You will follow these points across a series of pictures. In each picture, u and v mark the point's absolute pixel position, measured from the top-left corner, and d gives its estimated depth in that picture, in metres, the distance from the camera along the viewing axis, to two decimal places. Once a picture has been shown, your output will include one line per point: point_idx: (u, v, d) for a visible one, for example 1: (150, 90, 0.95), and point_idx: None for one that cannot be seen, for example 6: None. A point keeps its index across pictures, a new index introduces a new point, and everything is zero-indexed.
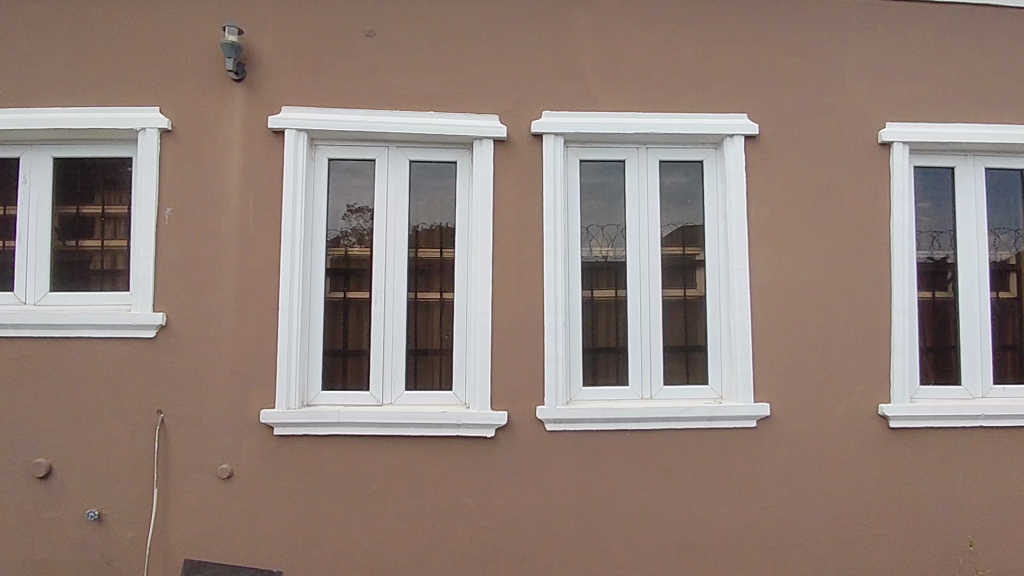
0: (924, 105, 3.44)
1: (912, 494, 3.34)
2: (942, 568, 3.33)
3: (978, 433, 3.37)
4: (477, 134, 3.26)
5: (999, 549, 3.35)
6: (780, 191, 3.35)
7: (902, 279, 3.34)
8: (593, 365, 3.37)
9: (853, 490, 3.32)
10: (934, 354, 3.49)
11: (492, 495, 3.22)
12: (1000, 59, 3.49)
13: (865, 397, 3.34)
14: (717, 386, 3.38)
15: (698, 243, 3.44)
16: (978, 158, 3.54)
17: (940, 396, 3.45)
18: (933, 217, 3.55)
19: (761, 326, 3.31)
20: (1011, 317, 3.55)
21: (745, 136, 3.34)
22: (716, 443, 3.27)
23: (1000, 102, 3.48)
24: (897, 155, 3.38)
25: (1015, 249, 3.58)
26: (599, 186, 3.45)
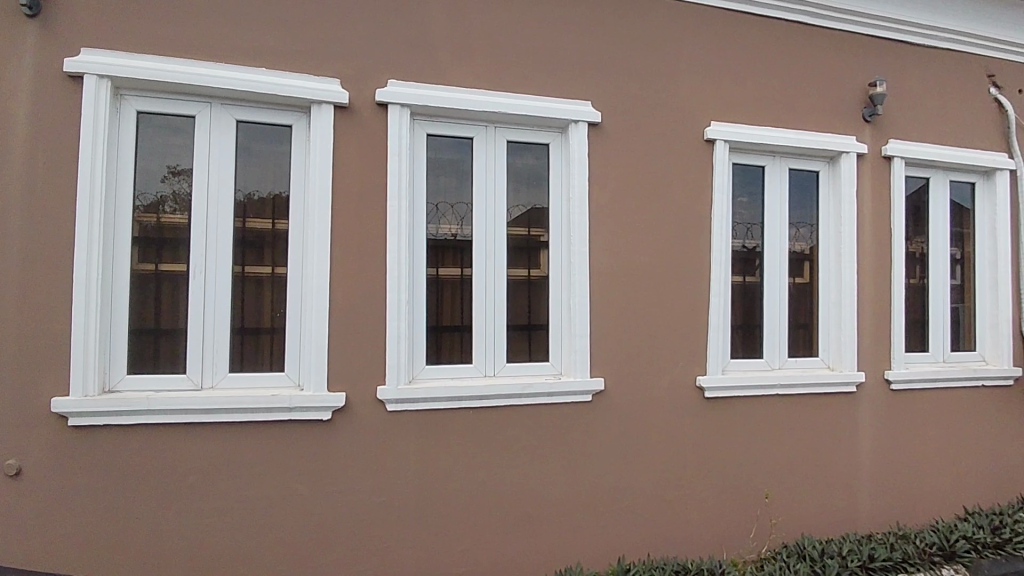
0: (743, 108, 3.80)
1: (721, 456, 3.74)
2: (742, 520, 3.79)
3: (775, 400, 3.85)
4: (315, 98, 3.04)
5: (788, 499, 3.89)
6: (618, 179, 3.53)
7: (719, 264, 3.70)
8: (437, 343, 3.34)
9: (674, 455, 3.64)
10: (742, 331, 3.93)
11: (329, 480, 3.08)
12: (804, 72, 3.95)
13: (686, 371, 3.66)
14: (558, 363, 3.51)
15: (542, 224, 3.53)
16: (784, 159, 4.00)
17: (746, 368, 3.89)
18: (746, 210, 3.97)
19: (598, 306, 3.49)
20: (803, 301, 4.08)
21: (588, 123, 3.46)
22: (555, 417, 3.41)
23: (803, 110, 3.94)
24: (719, 151, 3.71)
25: (811, 241, 4.11)
26: (448, 163, 3.39)
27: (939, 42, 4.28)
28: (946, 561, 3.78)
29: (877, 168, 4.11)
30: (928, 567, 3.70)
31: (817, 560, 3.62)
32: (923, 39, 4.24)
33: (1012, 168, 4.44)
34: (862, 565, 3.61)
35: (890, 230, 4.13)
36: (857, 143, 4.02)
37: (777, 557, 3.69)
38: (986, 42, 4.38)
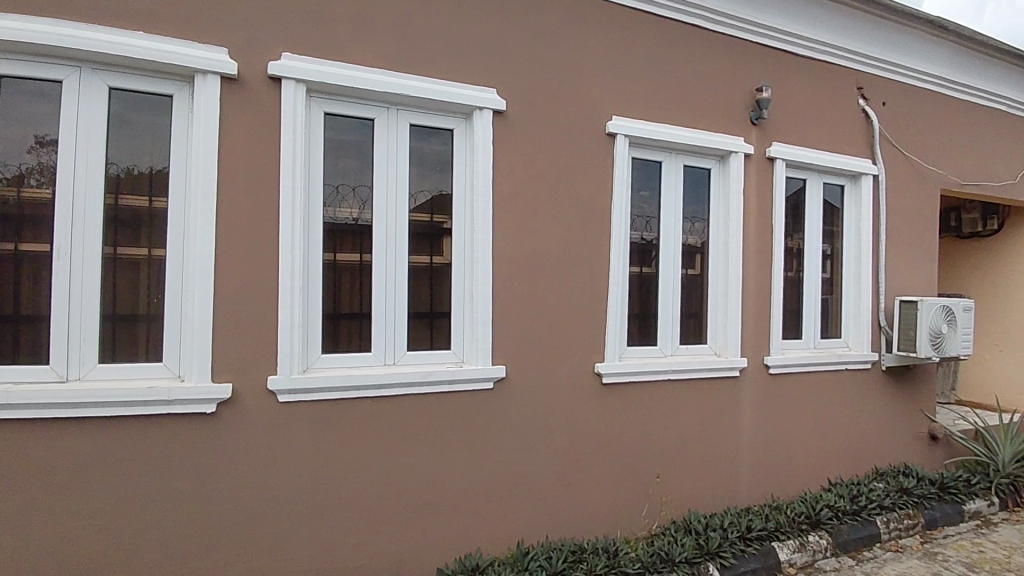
0: (642, 104, 3.94)
1: (617, 440, 3.90)
2: (635, 500, 3.97)
3: (667, 385, 4.06)
4: (200, 68, 2.83)
5: (677, 478, 4.12)
6: (522, 168, 3.56)
7: (617, 254, 3.83)
8: (334, 331, 3.23)
9: (572, 440, 3.75)
10: (638, 319, 4.10)
11: (215, 476, 2.91)
12: (699, 73, 4.15)
13: (584, 358, 3.77)
14: (459, 351, 3.50)
15: (446, 211, 3.49)
16: (680, 156, 4.19)
17: (641, 355, 4.07)
18: (645, 204, 4.13)
19: (500, 294, 3.51)
20: (694, 291, 4.32)
21: (492, 110, 3.46)
22: (456, 405, 3.40)
23: (697, 110, 4.14)
24: (620, 145, 3.83)
25: (702, 235, 4.34)
26: (348, 143, 3.27)
27: (818, 54, 4.63)
28: (812, 529, 4.18)
29: (762, 168, 4.41)
30: (796, 534, 4.08)
31: (701, 533, 3.89)
32: (804, 50, 4.57)
33: (875, 173, 4.91)
34: (740, 536, 3.92)
35: (771, 226, 4.45)
36: (744, 144, 4.29)
37: (665, 532, 3.92)
38: (857, 57, 4.79)
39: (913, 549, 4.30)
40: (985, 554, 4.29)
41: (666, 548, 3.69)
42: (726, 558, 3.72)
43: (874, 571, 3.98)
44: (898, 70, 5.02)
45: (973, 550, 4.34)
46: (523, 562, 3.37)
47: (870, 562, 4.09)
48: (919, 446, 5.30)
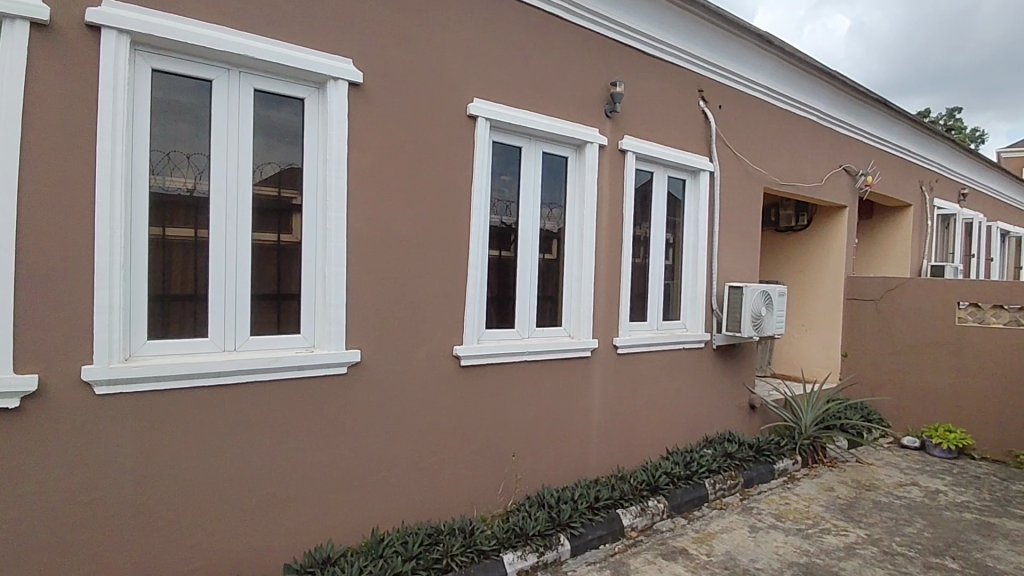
0: (504, 89, 3.97)
1: (475, 421, 3.95)
2: (492, 480, 4.06)
3: (524, 366, 4.18)
4: (3, 10, 2.42)
5: (532, 456, 4.28)
6: (380, 145, 3.44)
7: (476, 238, 3.86)
8: (163, 314, 2.91)
9: (430, 423, 3.74)
10: (497, 302, 4.16)
11: (16, 484, 2.52)
12: (558, 62, 4.26)
13: (443, 341, 3.77)
14: (310, 335, 3.33)
15: (295, 186, 3.27)
16: (539, 143, 4.29)
17: (499, 337, 4.15)
18: (505, 188, 4.18)
19: (354, 276, 3.38)
20: (550, 275, 4.47)
21: (347, 82, 3.29)
22: (306, 392, 3.24)
23: (556, 99, 4.26)
24: (480, 128, 3.84)
25: (558, 221, 4.49)
26: (180, 106, 2.94)
27: (665, 56, 4.96)
28: (651, 494, 4.57)
29: (614, 160, 4.65)
30: (637, 500, 4.43)
31: (553, 506, 4.09)
32: (653, 50, 4.87)
33: (711, 170, 5.38)
34: (588, 506, 4.18)
35: (622, 215, 4.72)
36: (598, 135, 4.49)
37: (519, 508, 4.07)
38: (698, 61, 5.20)
39: (734, 506, 4.86)
40: (790, 505, 4.97)
41: (520, 523, 3.84)
42: (575, 527, 3.96)
43: (701, 528, 4.45)
44: (732, 77, 5.53)
45: (780, 503, 5.00)
46: (378, 550, 3.33)
47: (698, 521, 4.56)
48: (741, 415, 5.97)
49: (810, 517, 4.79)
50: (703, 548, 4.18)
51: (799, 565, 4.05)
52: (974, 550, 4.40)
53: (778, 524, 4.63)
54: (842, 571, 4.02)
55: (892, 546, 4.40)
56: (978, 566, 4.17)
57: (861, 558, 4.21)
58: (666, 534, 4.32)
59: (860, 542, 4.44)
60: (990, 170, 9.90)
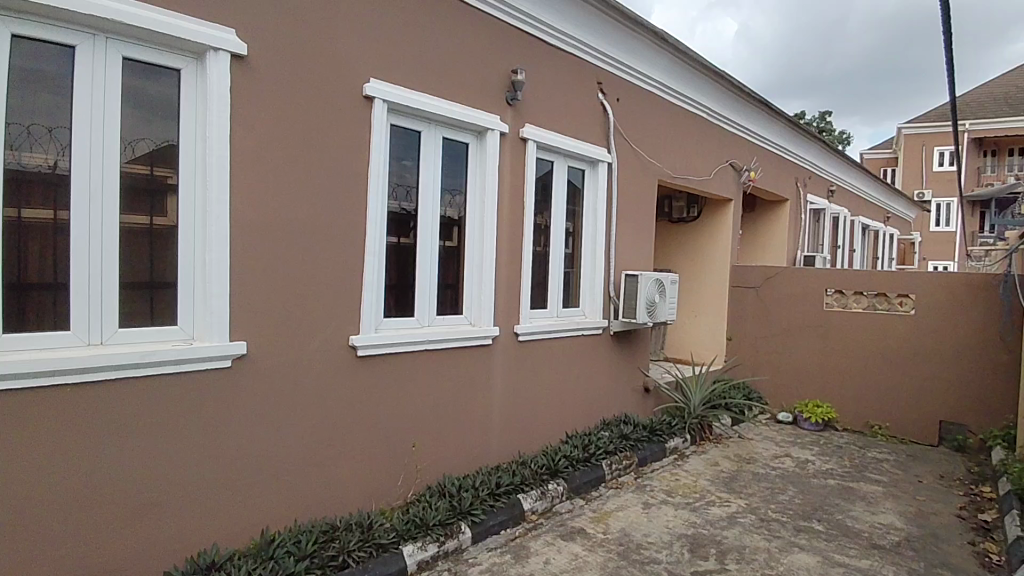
0: (403, 71, 3.86)
1: (372, 413, 3.84)
2: (390, 471, 3.98)
3: (424, 355, 4.11)
4: None
5: (432, 446, 4.23)
6: (267, 123, 3.23)
7: (373, 224, 3.74)
8: (14, 305, 2.59)
9: (324, 416, 3.59)
10: (395, 290, 4.06)
11: None
12: (459, 46, 4.20)
13: (337, 331, 3.63)
14: (189, 327, 3.09)
15: (171, 165, 3.01)
16: (439, 128, 4.21)
17: (398, 326, 4.06)
18: (404, 174, 4.07)
19: (240, 263, 3.16)
20: (451, 263, 4.42)
21: (231, 54, 3.04)
22: (185, 388, 3.00)
23: (457, 84, 4.20)
24: (377, 110, 3.72)
25: (459, 208, 4.44)
26: (32, 71, 2.60)
27: (565, 47, 5.03)
28: (551, 478, 4.67)
29: (515, 148, 4.67)
30: (538, 484, 4.52)
31: (454, 495, 4.08)
32: (554, 41, 4.92)
33: (609, 161, 5.54)
34: (489, 493, 4.21)
35: (523, 204, 4.76)
36: (499, 123, 4.48)
37: (419, 499, 4.03)
38: (598, 54, 5.33)
39: (629, 485, 5.08)
40: (680, 481, 5.26)
41: (420, 514, 3.80)
42: (476, 515, 3.98)
43: (598, 508, 4.62)
44: (629, 72, 5.71)
45: (671, 479, 5.29)
46: (268, 551, 3.17)
47: (595, 501, 4.73)
48: (636, 398, 6.24)
49: (697, 491, 5.10)
50: (599, 527, 4.33)
51: (687, 537, 4.30)
52: (836, 512, 4.87)
53: (669, 500, 4.89)
54: (725, 539, 4.32)
55: (768, 513, 4.79)
56: (839, 526, 4.63)
57: (741, 526, 4.54)
58: (564, 515, 4.44)
59: (741, 512, 4.79)
60: (854, 169, 10.92)
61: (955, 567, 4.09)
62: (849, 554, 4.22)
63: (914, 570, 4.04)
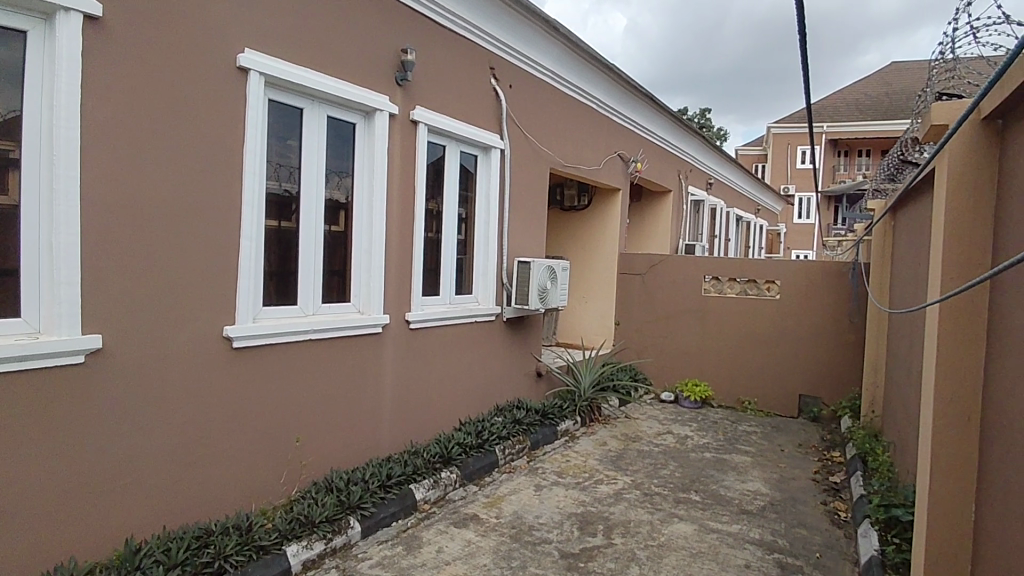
0: (283, 43, 3.61)
1: (252, 408, 3.61)
2: (272, 468, 3.77)
3: (308, 345, 3.92)
4: None
5: (319, 439, 4.06)
6: (127, 91, 2.90)
7: (250, 206, 3.49)
8: None
9: (197, 414, 3.33)
10: (276, 277, 3.83)
11: None
12: (345, 21, 4.00)
13: (210, 321, 3.36)
14: (35, 320, 2.74)
15: (12, 137, 2.66)
16: (322, 106, 4.00)
17: (278, 315, 3.83)
18: (284, 153, 3.82)
19: (95, 247, 2.84)
20: (338, 249, 4.23)
21: (85, 15, 2.71)
22: (29, 388, 2.64)
23: (342, 61, 4.01)
24: (253, 83, 3.45)
25: (346, 191, 4.26)
26: None
27: (458, 29, 4.94)
28: (444, 466, 4.64)
29: (405, 130, 4.54)
30: (430, 473, 4.48)
31: (342, 490, 3.95)
32: (446, 22, 4.82)
33: (501, 147, 5.54)
34: (379, 485, 4.11)
35: (414, 188, 4.66)
36: (388, 103, 4.34)
37: (304, 496, 3.85)
38: (490, 38, 5.29)
39: (521, 468, 5.17)
40: (570, 462, 5.43)
41: (305, 511, 3.63)
42: (365, 508, 3.87)
43: (491, 493, 4.66)
44: (522, 59, 5.73)
45: (562, 460, 5.44)
46: (134, 562, 2.89)
47: (488, 486, 4.76)
48: (529, 382, 6.34)
49: (586, 471, 5.29)
50: (492, 511, 4.37)
51: (576, 515, 4.44)
52: (711, 483, 5.24)
53: (560, 481, 5.03)
54: (612, 515, 4.51)
55: (651, 487, 5.06)
56: (714, 495, 4.99)
57: (627, 501, 4.76)
58: (457, 503, 4.44)
59: (626, 487, 5.02)
60: (729, 164, 11.73)
61: (811, 526, 4.54)
62: (722, 520, 4.56)
63: (777, 531, 4.44)
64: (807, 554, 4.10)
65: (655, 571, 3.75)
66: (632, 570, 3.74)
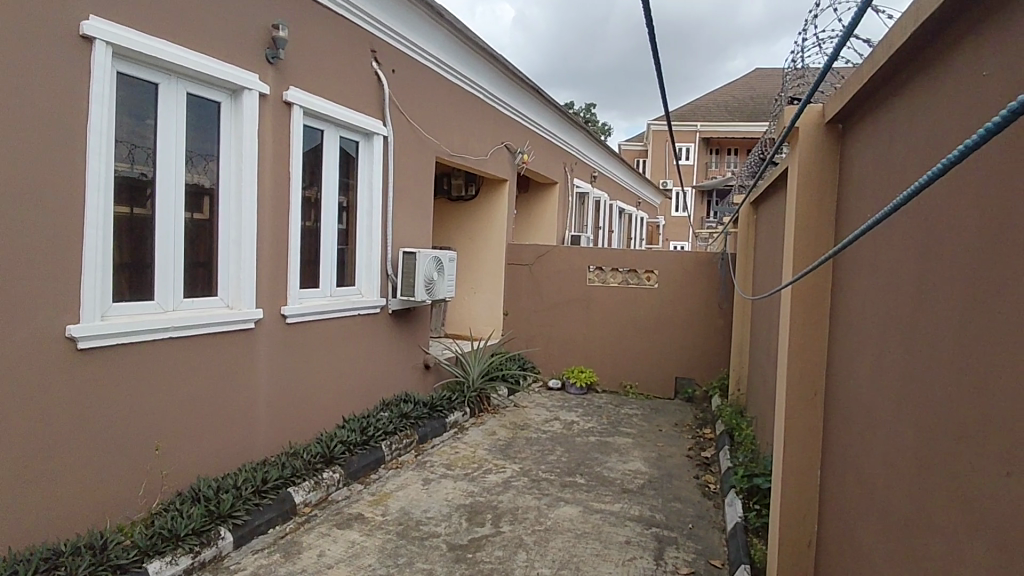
0: (134, 11, 3.25)
1: (104, 415, 3.25)
2: (130, 480, 3.42)
3: (169, 344, 3.58)
4: None
5: (183, 445, 3.73)
6: None
7: (97, 190, 3.12)
8: None
9: (37, 425, 2.93)
10: (128, 270, 3.45)
11: None
12: None
13: (51, 320, 2.97)
14: None
15: None
16: (181, 82, 3.64)
17: (132, 311, 3.46)
18: (135, 131, 3.43)
19: None
20: (202, 238, 3.90)
21: None
22: None
23: (205, 35, 3.68)
24: (99, 55, 3.07)
25: (210, 176, 3.92)
26: None
27: (334, 7, 4.69)
28: (326, 466, 4.45)
29: (277, 112, 4.26)
30: (311, 475, 4.26)
31: (211, 498, 3.66)
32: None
33: (384, 134, 5.36)
34: (253, 491, 3.86)
35: (288, 174, 4.38)
36: (258, 82, 4.04)
37: (167, 508, 3.52)
38: (371, 19, 5.07)
39: (409, 463, 5.07)
40: (458, 454, 5.41)
41: (169, 524, 3.32)
42: (238, 517, 3.61)
43: (378, 490, 4.53)
44: (404, 43, 5.55)
45: (451, 453, 5.41)
46: None
47: (374, 483, 4.63)
48: (417, 375, 6.24)
49: (475, 461, 5.29)
50: (378, 509, 4.25)
51: (465, 506, 4.42)
52: (595, 465, 5.44)
53: (448, 473, 4.99)
54: (500, 503, 4.54)
55: (539, 473, 5.16)
56: (597, 477, 5.18)
57: (515, 489, 4.82)
58: (341, 503, 4.27)
59: (515, 475, 5.08)
60: (611, 158, 12.19)
61: (684, 499, 4.84)
62: (604, 500, 4.74)
63: (654, 506, 4.69)
64: (681, 526, 4.37)
65: (541, 555, 3.81)
66: (519, 556, 3.78)
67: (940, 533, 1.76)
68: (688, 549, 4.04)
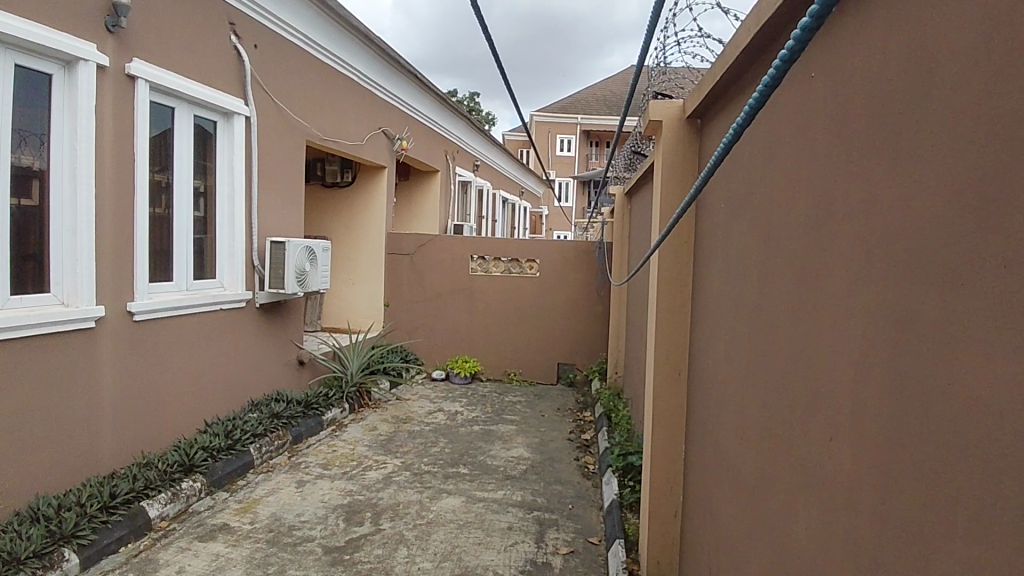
0: None
1: None
2: None
3: None
4: None
5: (15, 461, 3.26)
6: None
7: None
8: None
9: None
10: None
11: None
12: None
13: None
14: None
15: None
16: (8, 53, 3.22)
17: None
18: None
19: None
20: (30, 227, 3.42)
21: None
22: None
23: None
24: None
25: (39, 155, 3.45)
26: None
27: None
28: (184, 475, 4.08)
29: (119, 86, 3.81)
30: (167, 486, 3.89)
31: (51, 518, 3.23)
32: None
33: (246, 115, 4.98)
34: (100, 506, 3.46)
35: (132, 154, 3.94)
36: (96, 52, 3.57)
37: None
38: None
39: (281, 466, 4.80)
40: (336, 452, 5.20)
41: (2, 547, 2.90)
42: (83, 536, 3.22)
43: (245, 497, 4.23)
44: (267, 17, 5.18)
45: (327, 452, 5.19)
46: None
47: (241, 490, 4.33)
48: (290, 372, 5.91)
49: (353, 459, 5.11)
50: (245, 517, 3.97)
51: (342, 507, 4.25)
52: (478, 454, 5.45)
53: (324, 473, 4.78)
54: (380, 500, 4.41)
55: (421, 467, 5.08)
56: (480, 466, 5.20)
57: (396, 484, 4.71)
58: (203, 514, 3.94)
59: (395, 470, 4.97)
60: (493, 147, 12.23)
61: (565, 481, 4.99)
62: (487, 488, 4.77)
63: (536, 490, 4.78)
64: (561, 507, 4.49)
65: (422, 549, 3.75)
66: (399, 553, 3.69)
67: (780, 499, 1.91)
68: (568, 529, 4.15)
